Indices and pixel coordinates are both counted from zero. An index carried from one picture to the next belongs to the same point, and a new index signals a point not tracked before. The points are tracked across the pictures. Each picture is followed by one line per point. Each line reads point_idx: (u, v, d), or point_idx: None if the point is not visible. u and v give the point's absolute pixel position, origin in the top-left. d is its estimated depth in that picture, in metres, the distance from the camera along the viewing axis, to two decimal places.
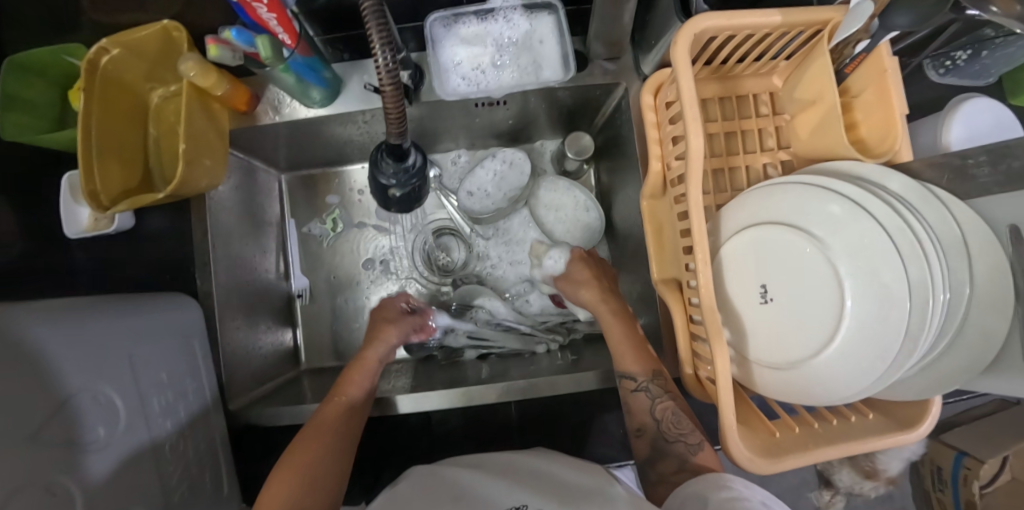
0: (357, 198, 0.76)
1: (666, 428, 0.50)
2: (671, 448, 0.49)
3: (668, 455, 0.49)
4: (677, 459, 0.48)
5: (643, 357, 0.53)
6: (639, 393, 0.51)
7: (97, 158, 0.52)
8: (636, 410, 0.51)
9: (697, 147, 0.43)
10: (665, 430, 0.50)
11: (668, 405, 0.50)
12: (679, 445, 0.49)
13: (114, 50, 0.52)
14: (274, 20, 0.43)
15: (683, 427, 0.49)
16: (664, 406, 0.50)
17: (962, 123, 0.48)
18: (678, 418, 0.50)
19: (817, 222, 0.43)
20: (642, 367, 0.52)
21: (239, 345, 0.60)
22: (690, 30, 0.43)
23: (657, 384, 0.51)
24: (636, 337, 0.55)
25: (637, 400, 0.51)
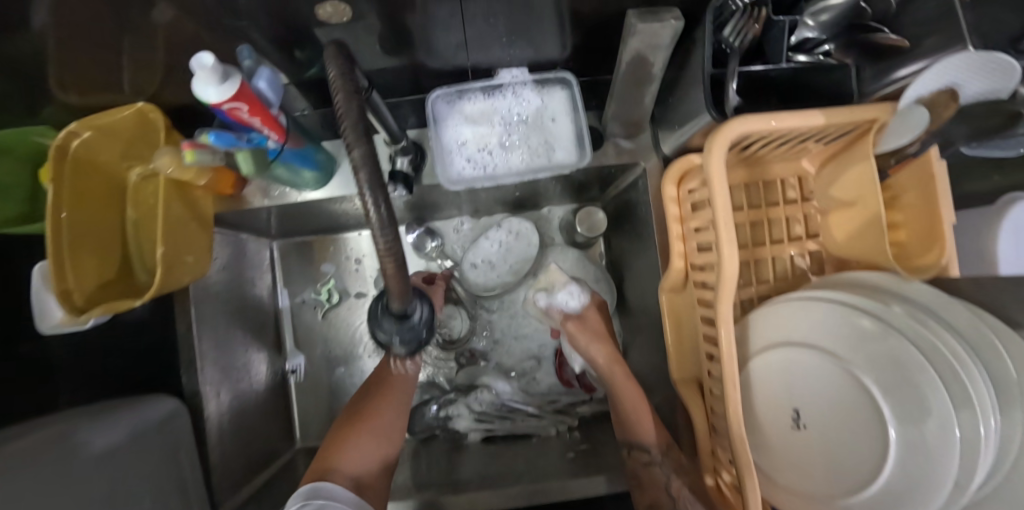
0: (353, 267, 0.71)
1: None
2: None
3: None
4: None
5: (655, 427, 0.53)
6: (652, 467, 0.51)
7: (68, 253, 0.47)
8: (648, 485, 0.50)
9: (731, 266, 0.39)
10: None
11: (683, 484, 0.48)
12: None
13: (86, 133, 0.48)
14: (259, 121, 0.39)
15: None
16: (679, 484, 0.48)
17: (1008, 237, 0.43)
18: (695, 499, 0.47)
19: (843, 339, 0.40)
20: (655, 439, 0.52)
21: (229, 441, 0.56)
22: (726, 136, 0.39)
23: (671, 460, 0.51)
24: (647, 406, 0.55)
25: (651, 476, 0.50)
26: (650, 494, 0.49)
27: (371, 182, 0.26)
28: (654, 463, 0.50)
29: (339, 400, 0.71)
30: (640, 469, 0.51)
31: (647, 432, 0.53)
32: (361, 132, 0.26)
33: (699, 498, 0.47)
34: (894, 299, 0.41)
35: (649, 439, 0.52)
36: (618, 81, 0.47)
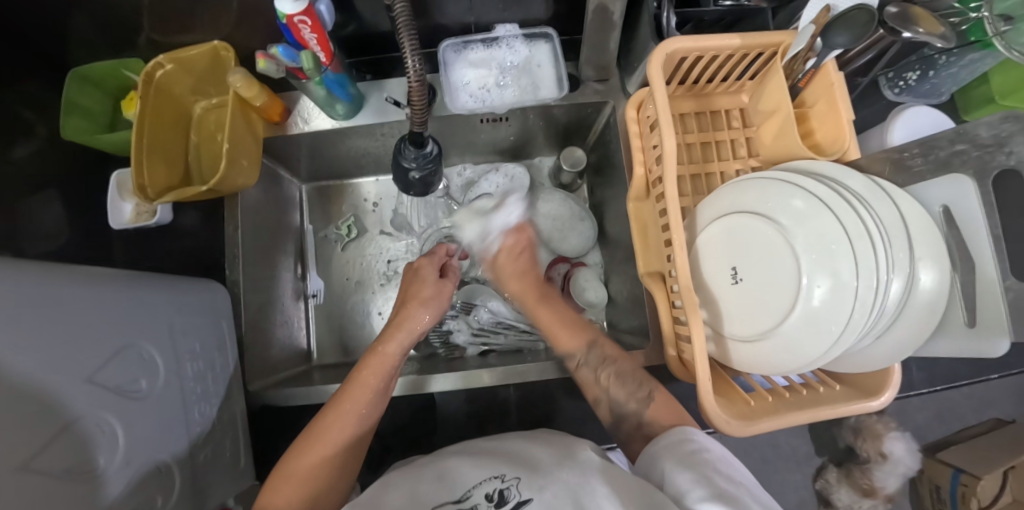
0: (371, 208, 0.82)
1: (617, 394, 0.52)
2: (627, 409, 0.51)
3: (629, 414, 0.51)
4: (635, 415, 0.50)
5: (571, 335, 0.58)
6: (582, 369, 0.56)
7: (146, 157, 0.59)
8: (587, 384, 0.55)
9: (671, 148, 0.50)
10: (615, 396, 0.52)
11: (609, 372, 0.54)
12: (632, 404, 0.51)
13: (168, 65, 0.60)
14: (315, 39, 0.51)
15: (629, 387, 0.52)
16: (606, 374, 0.54)
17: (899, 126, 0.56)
18: (624, 379, 0.53)
19: (775, 208, 0.50)
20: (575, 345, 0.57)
21: (258, 332, 0.65)
22: (662, 51, 0.51)
23: (593, 355, 0.56)
24: (567, 317, 0.61)
25: (583, 376, 0.56)
26: (592, 392, 0.55)
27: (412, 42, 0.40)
28: (583, 365, 0.56)
29: (349, 325, 0.79)
30: (579, 373, 0.56)
31: (567, 341, 0.58)
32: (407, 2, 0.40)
33: (625, 379, 0.52)
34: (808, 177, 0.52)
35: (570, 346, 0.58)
36: (588, 27, 0.59)
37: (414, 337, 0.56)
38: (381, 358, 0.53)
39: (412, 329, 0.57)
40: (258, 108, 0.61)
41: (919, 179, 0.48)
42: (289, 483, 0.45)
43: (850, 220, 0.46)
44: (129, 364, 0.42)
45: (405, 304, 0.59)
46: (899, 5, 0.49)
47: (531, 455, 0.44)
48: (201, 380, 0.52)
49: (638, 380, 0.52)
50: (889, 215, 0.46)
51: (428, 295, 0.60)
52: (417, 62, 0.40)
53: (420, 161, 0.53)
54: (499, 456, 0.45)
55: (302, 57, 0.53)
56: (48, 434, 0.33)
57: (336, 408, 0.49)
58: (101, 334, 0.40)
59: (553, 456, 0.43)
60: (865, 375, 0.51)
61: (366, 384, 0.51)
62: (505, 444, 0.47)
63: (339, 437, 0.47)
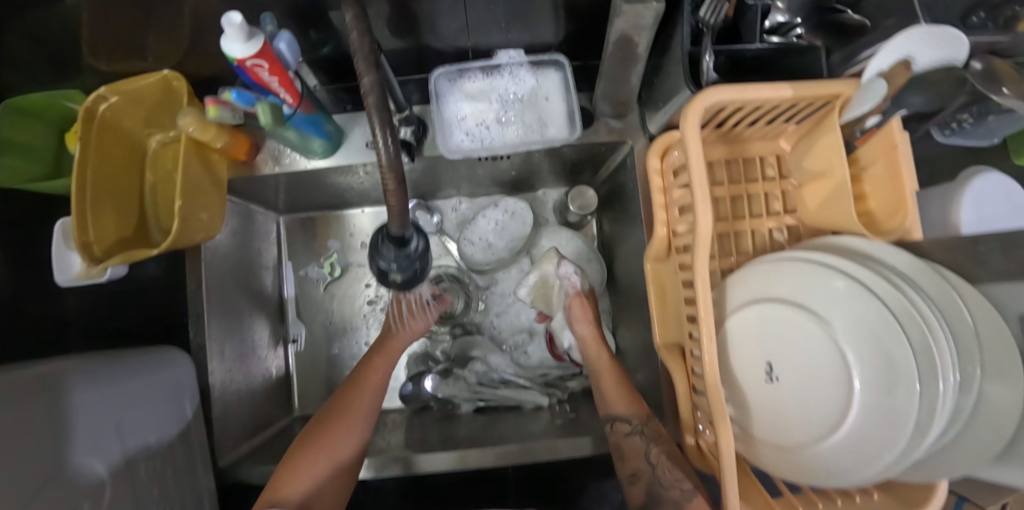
0: (357, 244, 0.74)
1: (661, 473, 0.47)
2: (668, 495, 0.46)
3: (667, 501, 0.46)
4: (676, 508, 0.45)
5: (631, 400, 0.55)
6: (633, 436, 0.51)
7: (91, 209, 0.51)
8: (629, 454, 0.50)
9: (706, 224, 0.43)
10: (661, 476, 0.47)
11: (661, 450, 0.49)
12: (675, 491, 0.46)
13: (112, 97, 0.52)
14: (276, 82, 0.43)
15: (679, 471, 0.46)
16: (657, 450, 0.49)
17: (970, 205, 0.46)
18: (672, 463, 0.47)
19: (819, 298, 0.43)
20: (635, 411, 0.54)
21: (230, 398, 0.59)
22: (701, 103, 0.42)
23: (649, 429, 0.51)
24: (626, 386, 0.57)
25: (631, 444, 0.51)
26: (633, 464, 0.49)
27: (381, 118, 0.31)
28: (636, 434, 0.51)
29: (334, 373, 0.72)
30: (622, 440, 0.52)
31: (621, 408, 0.55)
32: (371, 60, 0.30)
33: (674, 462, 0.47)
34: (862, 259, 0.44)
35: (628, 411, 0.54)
36: (608, 61, 0.50)
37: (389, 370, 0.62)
38: (390, 344, 0.63)
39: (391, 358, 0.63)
40: (220, 150, 0.53)
41: (993, 275, 0.41)
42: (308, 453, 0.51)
43: (909, 315, 0.39)
44: (69, 490, 0.36)
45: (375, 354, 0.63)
46: (983, 59, 0.41)
47: None
48: (161, 476, 0.46)
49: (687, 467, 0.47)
50: (949, 307, 0.40)
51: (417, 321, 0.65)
52: (386, 135, 0.31)
53: (401, 264, 0.45)
54: None
55: (258, 108, 0.44)
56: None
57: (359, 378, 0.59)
58: (31, 469, 0.33)
59: None
60: (909, 484, 0.45)
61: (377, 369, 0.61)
62: None
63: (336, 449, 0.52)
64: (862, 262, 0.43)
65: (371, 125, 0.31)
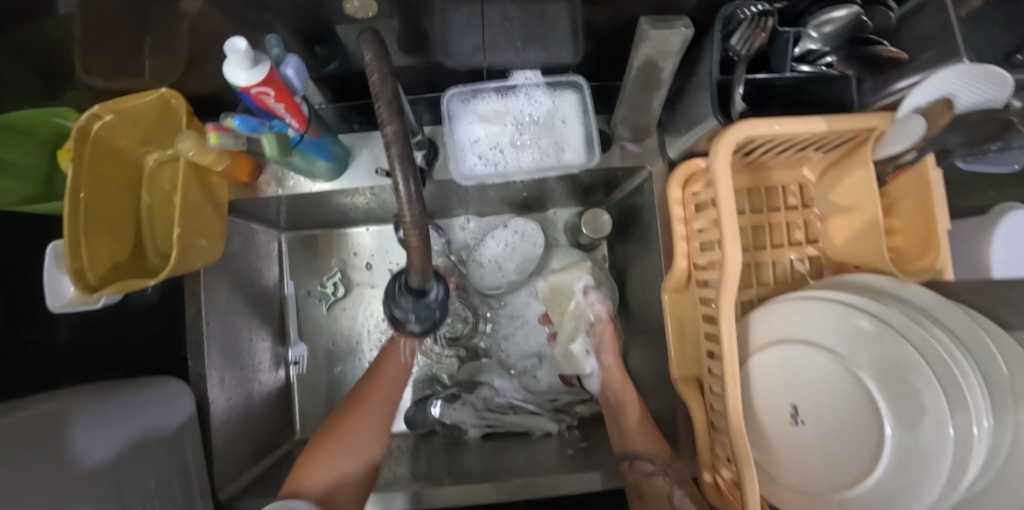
0: (360, 262, 0.72)
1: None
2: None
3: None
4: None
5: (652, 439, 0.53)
6: (655, 477, 0.49)
7: (84, 234, 0.48)
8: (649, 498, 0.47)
9: (735, 261, 0.41)
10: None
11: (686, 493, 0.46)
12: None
13: (107, 116, 0.49)
14: (283, 109, 0.41)
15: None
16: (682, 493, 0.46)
17: None
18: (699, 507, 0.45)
19: (847, 341, 0.41)
20: (657, 450, 0.52)
21: (232, 428, 0.57)
22: (731, 138, 0.41)
23: (673, 468, 0.50)
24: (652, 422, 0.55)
25: (653, 487, 0.48)
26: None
27: (405, 160, 0.25)
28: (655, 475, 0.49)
29: (337, 396, 0.70)
30: (645, 481, 0.49)
31: (642, 443, 0.53)
32: (395, 111, 0.26)
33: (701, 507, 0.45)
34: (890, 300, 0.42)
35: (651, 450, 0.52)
36: (629, 84, 0.48)
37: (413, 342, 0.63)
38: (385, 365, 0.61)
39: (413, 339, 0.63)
40: (222, 172, 0.50)
41: None
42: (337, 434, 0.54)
43: (933, 349, 0.37)
44: None
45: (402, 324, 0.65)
46: None
47: None
48: None
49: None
50: (976, 347, 0.38)
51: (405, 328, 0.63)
52: (410, 182, 0.25)
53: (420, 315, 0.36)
54: None
55: (262, 139, 0.42)
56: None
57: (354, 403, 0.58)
58: None
59: None
60: None
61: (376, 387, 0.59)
62: None
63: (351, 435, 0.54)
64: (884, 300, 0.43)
65: (393, 164, 0.25)
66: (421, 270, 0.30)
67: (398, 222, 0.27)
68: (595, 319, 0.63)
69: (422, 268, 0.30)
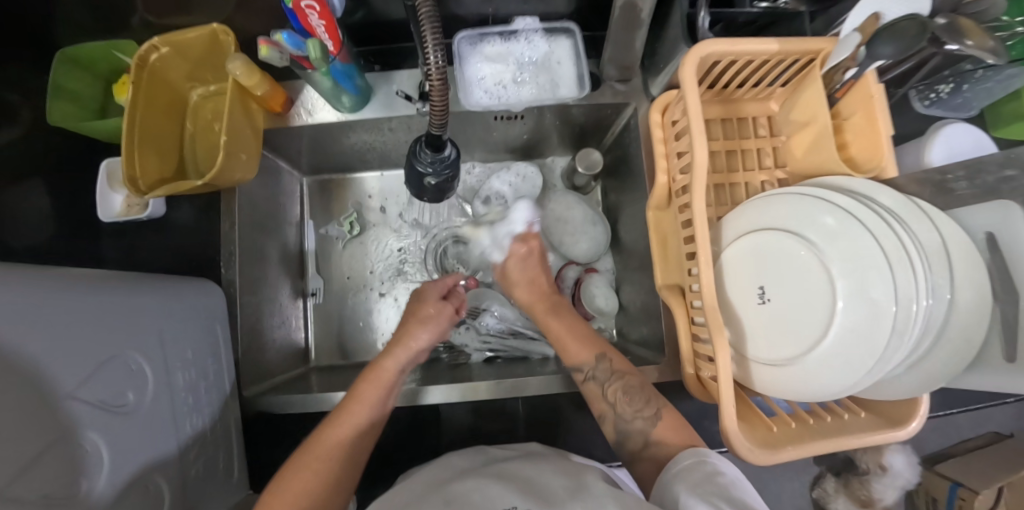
0: (373, 205, 0.79)
1: (623, 410, 0.50)
2: (632, 427, 0.49)
3: (632, 432, 0.49)
4: (641, 434, 0.48)
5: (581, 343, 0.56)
6: (590, 382, 0.54)
7: (138, 147, 0.55)
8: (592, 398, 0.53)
9: (703, 158, 0.48)
10: (623, 413, 0.50)
11: (617, 387, 0.52)
12: (638, 422, 0.49)
13: (163, 48, 0.56)
14: (322, 26, 0.48)
15: (637, 404, 0.50)
16: (614, 388, 0.52)
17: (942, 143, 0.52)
18: (631, 397, 0.51)
19: (808, 225, 0.48)
20: (585, 356, 0.55)
21: (254, 337, 0.62)
22: (697, 54, 0.48)
23: (602, 368, 0.54)
24: (578, 328, 0.58)
25: (590, 390, 0.54)
26: (598, 406, 0.53)
27: (431, 14, 0.35)
28: (592, 379, 0.54)
29: (349, 327, 0.76)
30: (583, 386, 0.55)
31: (577, 351, 0.56)
32: None
33: (633, 395, 0.51)
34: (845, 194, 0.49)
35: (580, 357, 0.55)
36: (613, 25, 0.55)
37: (412, 354, 0.56)
38: (379, 373, 0.52)
39: (411, 348, 0.56)
40: (259, 98, 0.58)
41: (961, 202, 0.46)
42: (313, 457, 0.44)
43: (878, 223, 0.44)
44: (115, 376, 0.39)
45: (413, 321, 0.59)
46: (948, 16, 0.47)
47: (540, 482, 0.42)
48: (193, 389, 0.49)
49: (646, 397, 0.50)
50: (928, 239, 0.44)
51: (428, 314, 0.60)
52: (438, 53, 0.36)
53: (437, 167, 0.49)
54: (514, 484, 0.42)
55: (307, 46, 0.48)
56: (26, 460, 0.30)
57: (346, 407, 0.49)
58: (89, 348, 0.37)
59: (565, 485, 0.42)
60: (894, 402, 0.49)
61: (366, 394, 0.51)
62: (515, 467, 0.45)
63: (333, 448, 0.45)
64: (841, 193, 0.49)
65: (422, 16, 0.35)
66: (440, 121, 0.43)
67: (426, 68, 0.37)
68: (513, 235, 0.65)
69: (442, 111, 0.41)
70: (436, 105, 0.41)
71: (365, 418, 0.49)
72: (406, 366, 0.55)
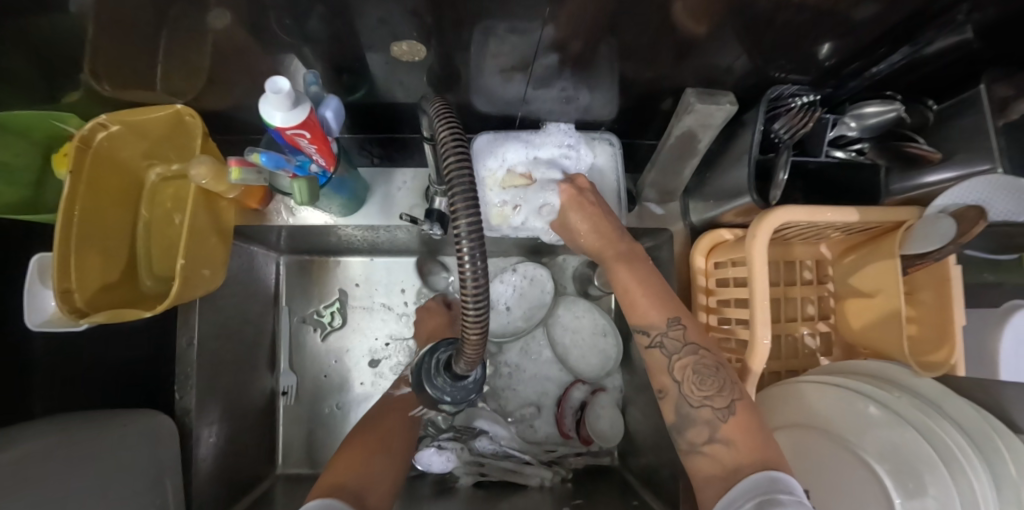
0: (356, 290, 0.69)
1: (688, 391, 0.42)
2: (697, 414, 0.41)
3: (696, 422, 0.41)
4: (705, 427, 0.40)
5: (661, 306, 0.45)
6: (654, 349, 0.45)
7: (74, 254, 0.44)
8: (654, 369, 0.45)
9: (763, 344, 0.42)
10: (687, 395, 0.42)
11: (687, 363, 0.43)
12: (705, 410, 0.41)
13: (114, 126, 0.45)
14: (314, 149, 0.39)
15: (705, 389, 0.41)
16: (681, 363, 0.43)
17: (1013, 343, 0.45)
18: (701, 379, 0.42)
19: (849, 423, 0.44)
20: (655, 317, 0.45)
21: (214, 462, 0.53)
22: (771, 223, 0.41)
23: (672, 336, 0.44)
24: (653, 281, 0.46)
25: (652, 357, 0.45)
26: (659, 379, 0.45)
27: (474, 252, 0.25)
28: (657, 346, 0.45)
29: (322, 428, 0.67)
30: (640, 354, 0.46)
31: (648, 313, 0.45)
32: (471, 204, 0.25)
33: (703, 378, 0.42)
34: (901, 390, 0.43)
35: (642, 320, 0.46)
36: (664, 151, 0.47)
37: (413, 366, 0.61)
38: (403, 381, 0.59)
39: None
40: (232, 198, 0.48)
41: None
42: (349, 447, 0.47)
43: (945, 443, 0.38)
44: None
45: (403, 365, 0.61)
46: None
47: None
48: None
49: (718, 386, 0.41)
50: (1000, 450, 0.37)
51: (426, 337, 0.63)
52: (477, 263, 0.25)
53: (455, 397, 0.32)
54: None
55: (295, 186, 0.42)
56: None
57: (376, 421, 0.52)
58: None
59: None
60: None
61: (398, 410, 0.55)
62: None
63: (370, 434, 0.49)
64: (892, 387, 0.44)
65: (461, 249, 0.25)
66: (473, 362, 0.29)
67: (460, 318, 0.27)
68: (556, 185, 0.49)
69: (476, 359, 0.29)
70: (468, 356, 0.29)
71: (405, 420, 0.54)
72: None
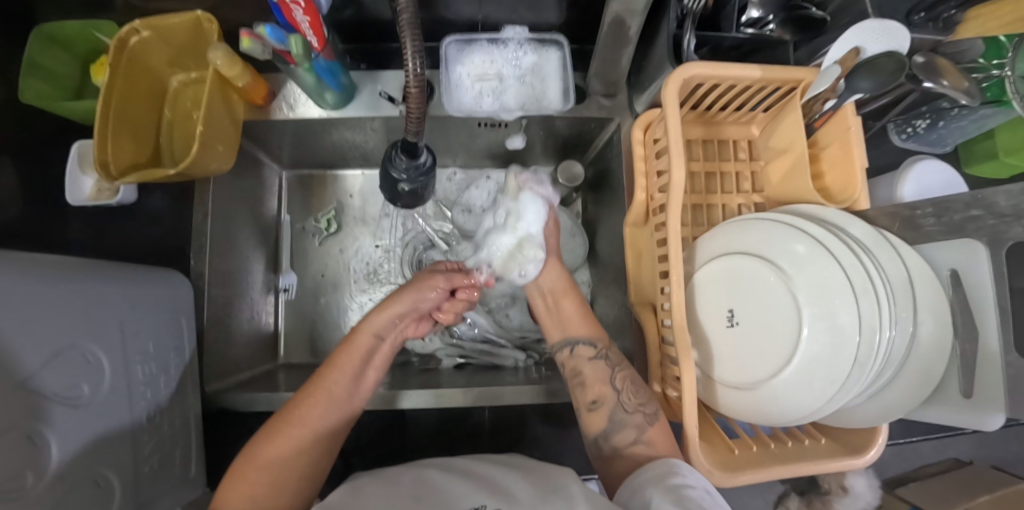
0: (351, 201, 0.78)
1: (624, 399, 0.51)
2: (626, 421, 0.50)
3: (625, 427, 0.49)
4: (629, 435, 0.48)
5: (590, 325, 0.58)
6: (598, 361, 0.54)
7: (111, 132, 0.54)
8: (591, 383, 0.53)
9: (679, 175, 0.48)
10: (624, 402, 0.51)
11: (625, 375, 0.53)
12: (638, 416, 0.49)
13: (144, 32, 0.54)
14: (307, 22, 0.47)
15: (641, 398, 0.51)
16: (621, 376, 0.53)
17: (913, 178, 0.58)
18: (637, 388, 0.52)
19: (780, 256, 0.47)
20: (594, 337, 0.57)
21: (224, 329, 0.61)
22: (678, 75, 0.48)
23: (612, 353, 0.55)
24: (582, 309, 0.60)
25: (592, 372, 0.54)
26: (596, 391, 0.53)
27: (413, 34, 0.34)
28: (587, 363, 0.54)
29: (320, 321, 0.75)
30: (584, 366, 0.55)
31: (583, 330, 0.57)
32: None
33: (638, 389, 0.51)
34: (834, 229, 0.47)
35: (588, 336, 0.57)
36: (601, 41, 0.55)
37: (392, 318, 0.55)
38: (357, 339, 0.53)
39: (391, 313, 0.55)
40: (241, 89, 0.57)
41: (927, 238, 0.47)
42: (268, 460, 0.43)
43: (860, 274, 0.43)
44: (72, 367, 0.38)
45: (403, 286, 0.58)
46: (926, 54, 0.48)
47: (503, 484, 0.38)
48: (152, 382, 0.48)
49: (649, 396, 0.51)
50: (895, 272, 0.44)
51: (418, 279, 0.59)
52: (418, 59, 0.36)
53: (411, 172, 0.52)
54: (472, 477, 0.39)
55: (290, 40, 0.48)
56: None
57: (310, 392, 0.48)
58: (45, 333, 0.36)
59: (538, 482, 0.38)
60: (852, 431, 0.50)
61: (343, 368, 0.50)
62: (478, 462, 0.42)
63: (314, 421, 0.46)
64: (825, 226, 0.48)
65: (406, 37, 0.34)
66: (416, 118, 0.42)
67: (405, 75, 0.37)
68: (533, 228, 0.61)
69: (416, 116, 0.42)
70: (412, 113, 0.41)
71: (347, 387, 0.50)
72: (384, 331, 0.55)
